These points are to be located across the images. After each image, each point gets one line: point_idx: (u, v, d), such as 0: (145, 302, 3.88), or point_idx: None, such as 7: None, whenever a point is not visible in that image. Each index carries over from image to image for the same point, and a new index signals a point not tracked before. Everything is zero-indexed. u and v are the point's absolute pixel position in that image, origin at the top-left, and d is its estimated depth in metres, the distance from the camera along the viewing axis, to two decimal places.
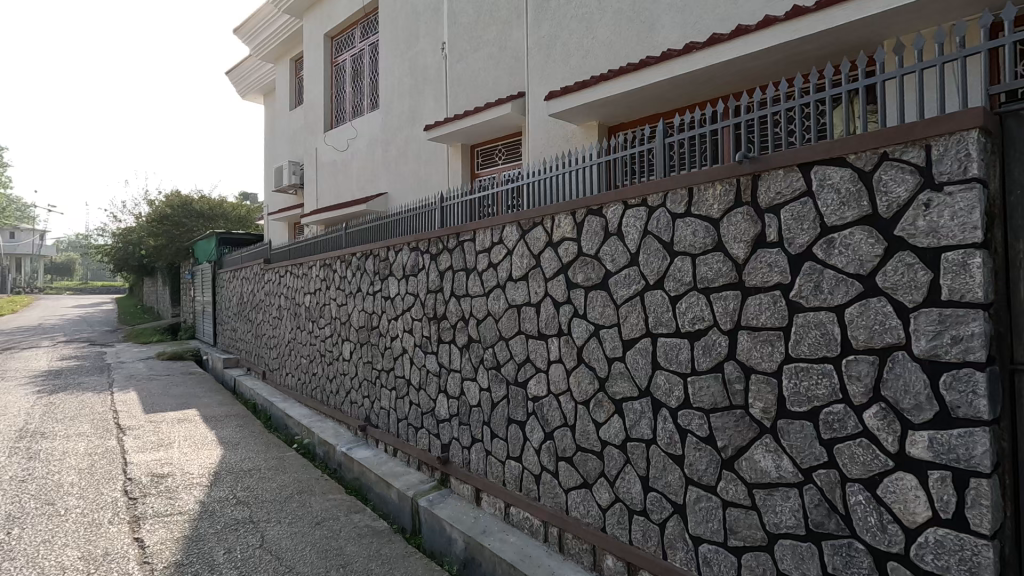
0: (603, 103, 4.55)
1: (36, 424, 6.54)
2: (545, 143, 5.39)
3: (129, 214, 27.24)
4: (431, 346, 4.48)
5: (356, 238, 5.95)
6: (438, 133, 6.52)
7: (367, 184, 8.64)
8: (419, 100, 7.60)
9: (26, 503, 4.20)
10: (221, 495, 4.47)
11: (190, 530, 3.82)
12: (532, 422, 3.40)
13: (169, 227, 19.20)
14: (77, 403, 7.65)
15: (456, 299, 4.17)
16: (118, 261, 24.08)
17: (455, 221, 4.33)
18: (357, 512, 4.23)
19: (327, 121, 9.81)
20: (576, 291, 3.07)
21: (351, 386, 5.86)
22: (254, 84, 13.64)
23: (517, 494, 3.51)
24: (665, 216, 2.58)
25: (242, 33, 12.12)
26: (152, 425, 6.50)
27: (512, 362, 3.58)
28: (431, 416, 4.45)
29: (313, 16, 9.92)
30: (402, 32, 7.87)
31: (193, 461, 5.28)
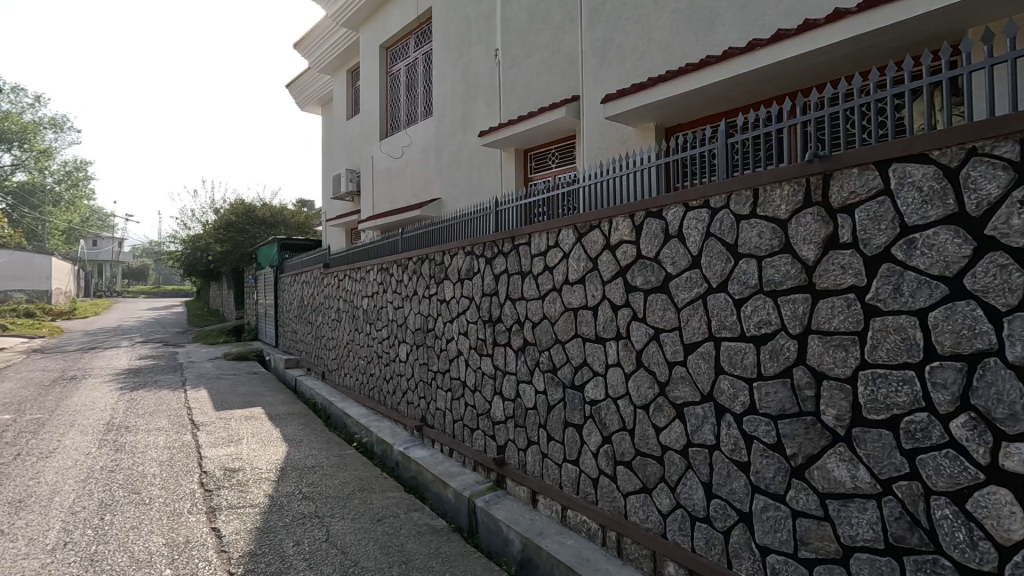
0: (660, 105, 4.50)
1: (120, 419, 7.04)
2: (599, 145, 5.38)
3: (198, 223, 29.15)
4: (486, 348, 4.54)
5: (412, 243, 6.11)
6: (492, 139, 6.60)
7: (422, 189, 8.86)
8: (471, 106, 7.73)
9: (116, 491, 4.55)
10: (288, 489, 4.69)
11: (262, 522, 4.02)
12: (588, 426, 3.39)
13: (235, 233, 20.34)
14: (155, 400, 8.19)
15: (511, 303, 4.21)
16: (188, 266, 25.77)
17: (510, 225, 4.38)
18: (415, 510, 4.33)
19: (383, 129, 10.12)
20: (635, 294, 3.05)
21: (408, 387, 6.01)
22: (311, 95, 14.24)
23: (573, 497, 3.52)
24: (729, 218, 2.53)
25: (302, 47, 12.68)
26: (223, 422, 6.88)
27: (568, 365, 3.58)
28: (487, 418, 4.51)
29: (368, 28, 10.24)
30: (455, 39, 8.01)
31: (261, 456, 5.55)
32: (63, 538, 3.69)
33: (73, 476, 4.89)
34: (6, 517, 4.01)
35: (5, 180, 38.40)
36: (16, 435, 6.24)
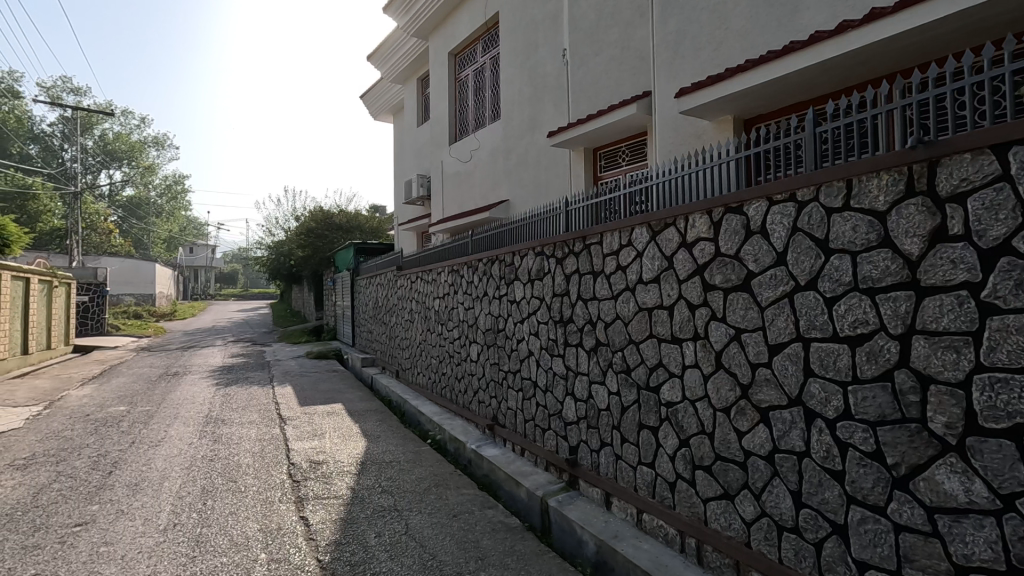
0: (740, 96, 4.32)
1: (217, 412, 7.62)
2: (673, 141, 5.25)
3: (281, 229, 31.06)
4: (557, 348, 4.54)
5: (482, 245, 6.21)
6: (560, 139, 6.59)
7: (490, 192, 8.99)
8: (539, 107, 7.76)
9: (216, 479, 4.93)
10: (368, 482, 4.90)
11: (345, 513, 4.22)
12: (664, 428, 3.31)
13: (315, 239, 21.51)
14: (247, 395, 8.81)
15: (583, 303, 4.18)
16: (273, 270, 27.49)
17: (581, 224, 4.35)
18: (489, 508, 4.40)
19: (452, 134, 10.35)
20: (713, 293, 2.95)
21: (479, 386, 6.11)
22: (383, 104, 14.80)
23: (649, 500, 3.44)
24: (818, 211, 2.39)
25: (375, 58, 13.18)
26: (307, 417, 7.28)
27: (642, 366, 3.51)
28: (558, 418, 4.50)
29: (437, 36, 10.51)
30: (522, 42, 8.06)
31: (342, 450, 5.82)
32: (173, 520, 4.05)
33: (179, 464, 5.35)
34: (126, 498, 4.45)
35: (117, 195, 42.55)
36: (131, 425, 6.92)
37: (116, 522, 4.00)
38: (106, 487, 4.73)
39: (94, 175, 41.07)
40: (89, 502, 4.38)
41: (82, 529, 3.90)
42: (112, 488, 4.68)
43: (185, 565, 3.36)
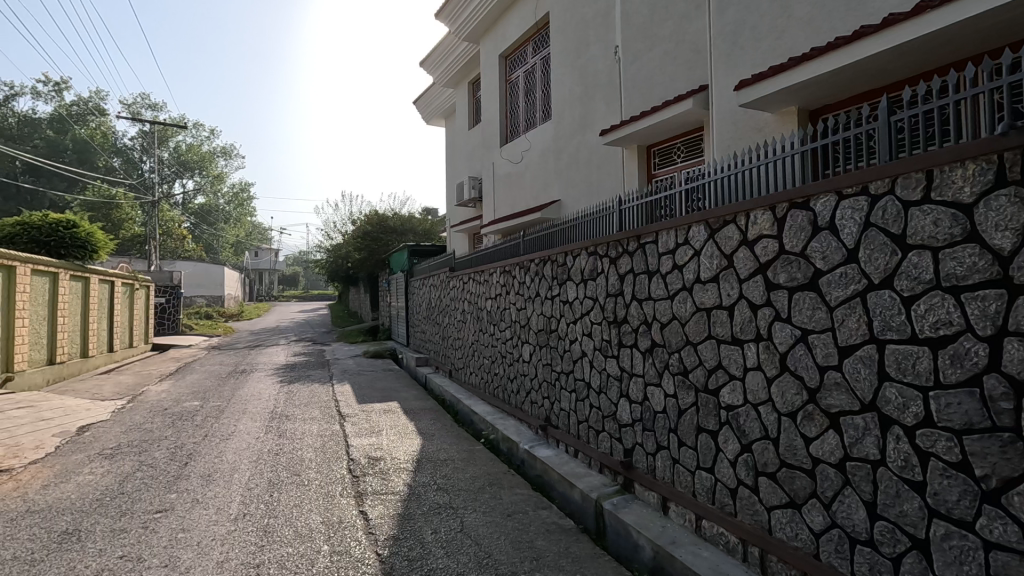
0: (804, 86, 4.14)
1: (282, 408, 7.98)
2: (732, 135, 5.09)
3: (339, 233, 32.20)
4: (611, 349, 4.48)
5: (534, 245, 6.22)
6: (613, 137, 6.51)
7: (541, 192, 8.99)
8: (591, 106, 7.69)
9: (281, 472, 5.16)
10: (424, 479, 5.00)
11: (402, 509, 4.32)
12: (725, 432, 3.21)
13: (371, 242, 22.17)
14: (309, 392, 9.18)
15: (638, 303, 4.11)
16: (331, 272, 28.53)
17: (635, 223, 4.28)
18: (543, 509, 4.39)
19: (503, 136, 10.42)
20: (777, 292, 2.83)
21: (531, 387, 6.12)
22: (436, 108, 15.06)
23: (708, 506, 3.33)
24: (895, 205, 2.25)
25: (427, 63, 13.44)
26: (365, 414, 7.51)
27: (701, 368, 3.41)
28: (613, 420, 4.44)
29: (488, 39, 10.60)
30: (573, 41, 8.02)
31: (398, 448, 5.97)
32: (243, 510, 4.27)
33: (248, 457, 5.64)
34: (200, 488, 4.73)
35: (190, 203, 45.30)
36: (204, 419, 7.35)
37: (192, 510, 4.26)
38: (183, 477, 5.05)
39: (169, 185, 43.94)
40: (169, 491, 4.69)
41: (162, 515, 4.18)
42: (188, 479, 4.99)
43: (255, 553, 3.54)
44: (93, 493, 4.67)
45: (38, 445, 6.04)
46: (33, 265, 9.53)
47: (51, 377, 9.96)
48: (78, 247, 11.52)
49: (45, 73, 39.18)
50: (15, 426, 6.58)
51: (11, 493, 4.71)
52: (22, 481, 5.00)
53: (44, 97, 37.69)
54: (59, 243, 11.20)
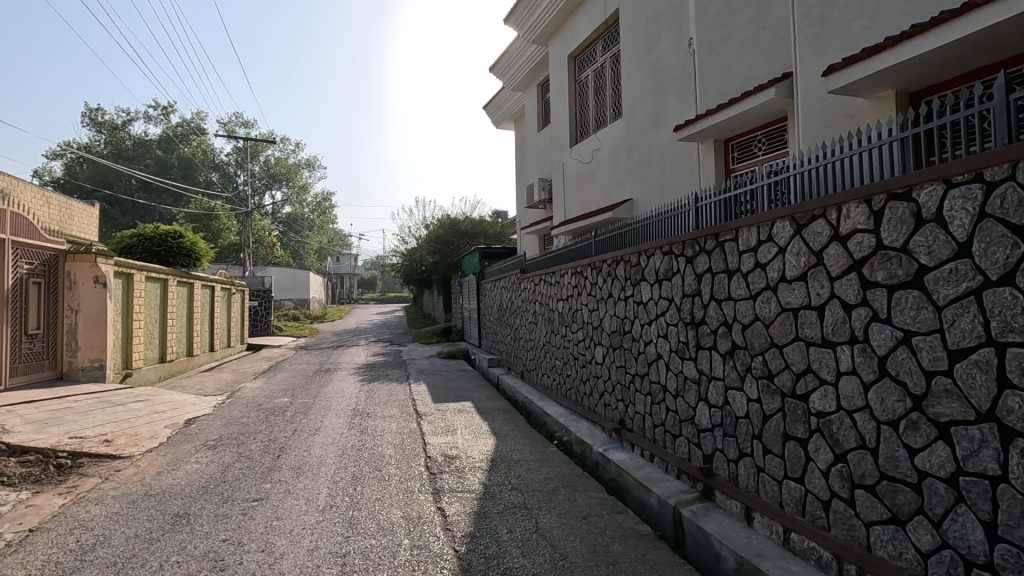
0: (903, 67, 3.81)
1: (363, 405, 8.37)
2: (820, 124, 4.78)
3: (413, 238, 33.35)
4: (688, 352, 4.34)
5: (606, 245, 6.14)
6: (688, 132, 6.30)
7: (613, 191, 8.86)
8: (664, 101, 7.50)
9: (363, 467, 5.41)
10: (499, 479, 5.07)
11: (478, 507, 4.40)
12: (815, 441, 3.01)
13: (443, 245, 22.79)
14: (387, 391, 9.56)
15: (717, 304, 3.96)
16: (406, 275, 29.59)
17: (713, 221, 4.12)
18: (619, 513, 4.32)
19: (572, 136, 10.37)
20: (875, 291, 2.63)
21: (605, 389, 6.03)
22: (506, 112, 15.23)
23: (798, 519, 3.13)
24: (1015, 193, 2.03)
25: (497, 69, 13.62)
26: (441, 413, 7.72)
27: (787, 372, 3.23)
28: (691, 425, 4.29)
29: (557, 41, 10.59)
30: (644, 36, 7.84)
31: (473, 447, 6.09)
32: (330, 501, 4.51)
33: (333, 451, 5.96)
34: (292, 480, 5.05)
35: (278, 212, 48.53)
36: (294, 415, 7.85)
37: (285, 500, 4.55)
38: (276, 468, 5.41)
39: (260, 197, 47.33)
40: (264, 481, 5.05)
41: (258, 503, 4.50)
42: (280, 470, 5.34)
43: (341, 543, 3.72)
44: (200, 481, 5.10)
45: (153, 435, 6.69)
46: (147, 273, 10.57)
47: (162, 374, 10.99)
48: (183, 254, 12.65)
49: (156, 100, 42.84)
50: (134, 417, 7.32)
51: (131, 477, 5.24)
52: (141, 467, 5.56)
53: (154, 120, 41.71)
54: (166, 252, 12.34)
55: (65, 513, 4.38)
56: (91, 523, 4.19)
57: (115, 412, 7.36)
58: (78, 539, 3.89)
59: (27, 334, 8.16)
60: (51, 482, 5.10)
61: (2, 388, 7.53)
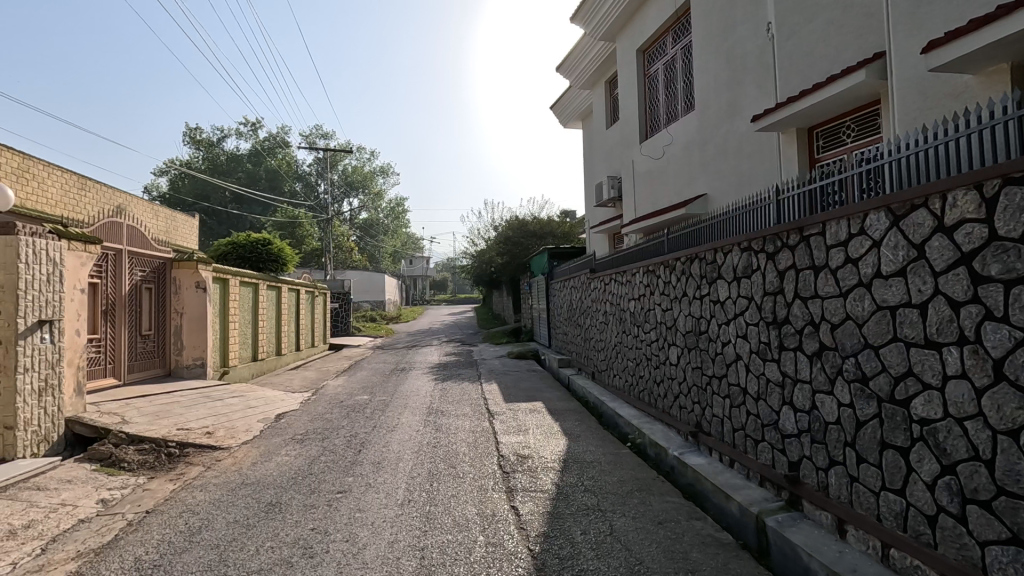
0: (1020, 38, 3.43)
1: (437, 404, 8.60)
2: (920, 105, 4.41)
3: (482, 239, 33.90)
4: (771, 353, 4.13)
5: (680, 242, 5.95)
6: (768, 122, 5.99)
7: (686, 187, 8.58)
8: (741, 91, 7.17)
9: (439, 463, 5.56)
10: (572, 480, 5.04)
11: (552, 507, 4.40)
12: (918, 450, 2.77)
13: (512, 246, 23.01)
14: (460, 389, 9.78)
15: (802, 302, 3.74)
16: (476, 276, 30.11)
17: (796, 214, 3.90)
18: (697, 519, 4.17)
19: (642, 132, 10.14)
20: (987, 287, 2.39)
21: (680, 392, 5.85)
22: (573, 111, 15.14)
23: (898, 534, 2.89)
24: None
25: (563, 68, 13.56)
26: (512, 413, 7.79)
27: (884, 375, 2.99)
28: (774, 430, 4.08)
29: (625, 36, 10.39)
30: (717, 24, 7.55)
31: (545, 447, 6.10)
32: (408, 496, 4.68)
33: (410, 447, 6.18)
34: (372, 474, 5.29)
35: (355, 218, 50.86)
36: (373, 412, 8.19)
37: (366, 493, 4.77)
38: (358, 463, 5.68)
39: (339, 204, 49.82)
40: (347, 474, 5.31)
41: (342, 496, 4.74)
42: (362, 464, 5.60)
43: (420, 537, 3.85)
44: (290, 472, 5.44)
45: (248, 428, 7.21)
46: (241, 278, 11.41)
47: (255, 372, 11.82)
48: (271, 260, 13.55)
49: (246, 117, 46.09)
50: (232, 412, 7.92)
51: (230, 467, 5.68)
52: (238, 458, 6.01)
53: (245, 136, 44.95)
54: (257, 258, 13.30)
55: (176, 498, 4.82)
56: (197, 507, 4.58)
57: (216, 406, 8.01)
58: (187, 521, 4.27)
59: (141, 335, 9.04)
60: (163, 469, 5.62)
61: (122, 383, 8.38)
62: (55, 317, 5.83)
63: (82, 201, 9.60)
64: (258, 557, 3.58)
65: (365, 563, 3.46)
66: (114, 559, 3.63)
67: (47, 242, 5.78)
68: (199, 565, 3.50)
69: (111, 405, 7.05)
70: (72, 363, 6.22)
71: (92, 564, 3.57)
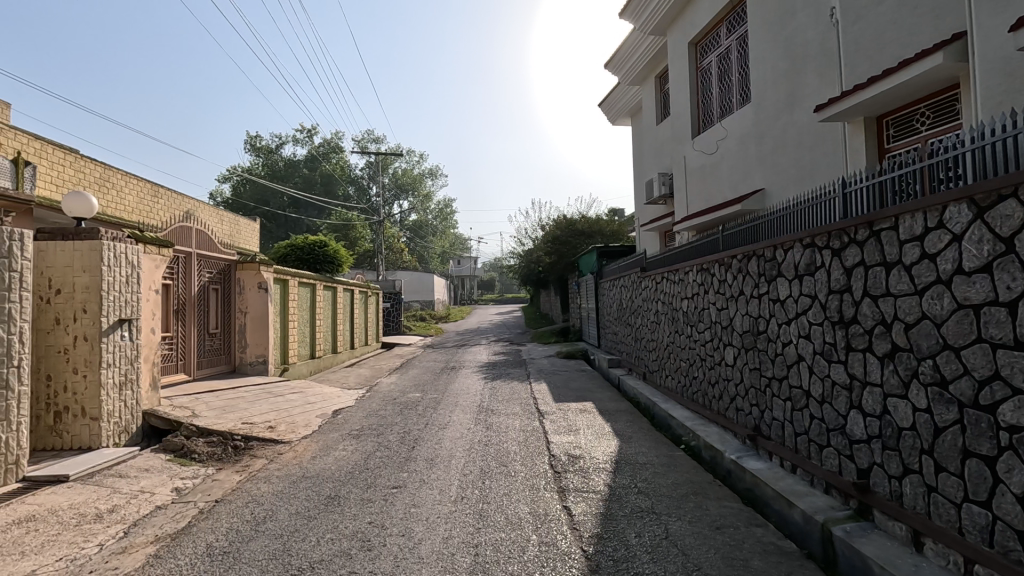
0: None
1: (487, 402, 8.67)
2: (1007, 88, 4.09)
3: (529, 239, 33.91)
4: (837, 354, 3.94)
5: (736, 240, 5.77)
6: (832, 112, 5.71)
7: (741, 182, 8.30)
8: (802, 80, 6.87)
9: (490, 461, 5.60)
10: (624, 482, 4.97)
11: (604, 508, 4.36)
12: (1006, 460, 2.57)
13: (561, 246, 22.93)
14: (510, 389, 9.81)
15: (872, 301, 3.55)
16: (524, 275, 30.14)
17: (864, 208, 3.70)
18: (758, 526, 4.02)
19: (694, 127, 9.87)
20: None
21: (737, 393, 5.67)
22: (623, 108, 14.91)
23: (982, 549, 2.69)
24: None
25: (612, 64, 13.37)
26: (562, 413, 7.76)
27: (967, 378, 2.80)
28: (842, 435, 3.88)
29: (677, 29, 10.15)
30: (776, 12, 7.26)
31: (596, 447, 6.04)
32: (461, 493, 4.74)
33: (462, 445, 6.25)
34: (426, 470, 5.38)
35: (405, 220, 51.92)
36: (425, 409, 8.34)
37: (420, 489, 4.86)
38: (411, 459, 5.80)
39: (389, 206, 51.00)
40: (402, 470, 5.44)
41: (398, 491, 4.85)
42: (416, 461, 5.71)
43: (473, 534, 3.89)
44: (347, 467, 5.63)
45: (307, 423, 7.49)
46: (299, 279, 11.87)
47: (312, 369, 12.27)
48: (327, 262, 14.04)
49: (302, 124, 47.85)
50: (291, 407, 8.25)
51: (291, 460, 5.91)
52: (299, 452, 6.26)
53: (301, 142, 46.73)
54: (314, 259, 13.82)
55: (242, 488, 5.06)
56: (262, 498, 4.80)
57: (277, 402, 8.36)
58: (253, 511, 4.48)
59: (209, 333, 9.55)
60: (230, 460, 5.92)
61: (192, 378, 8.89)
62: (133, 316, 6.25)
63: (156, 208, 10.27)
64: (319, 548, 3.72)
65: (421, 557, 3.53)
66: (188, 544, 3.85)
67: (127, 246, 6.20)
68: (265, 553, 3.66)
69: (182, 400, 7.49)
70: (148, 359, 6.66)
71: (168, 548, 3.79)
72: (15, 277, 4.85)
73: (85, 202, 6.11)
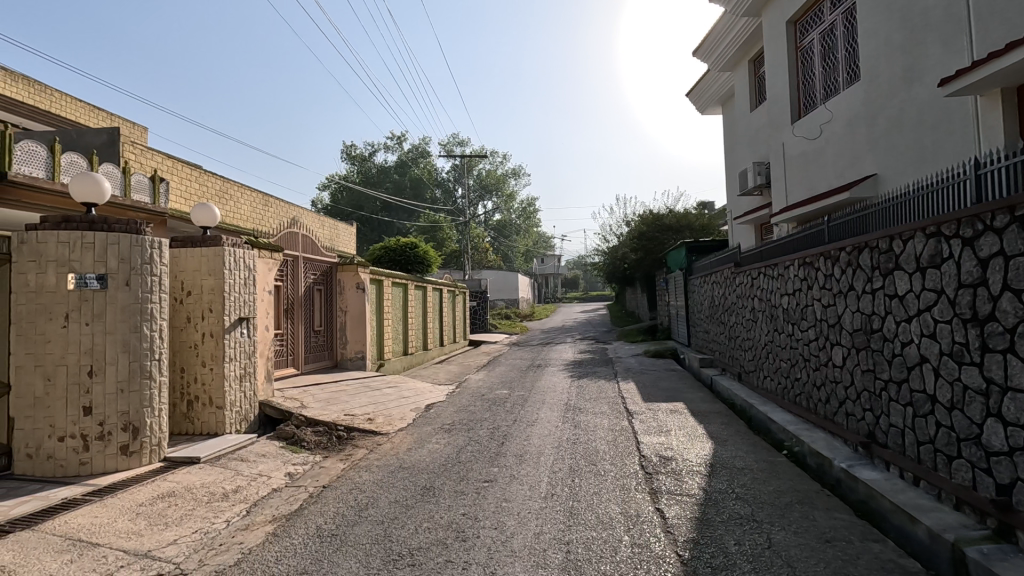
0: None
1: (575, 401, 8.63)
2: None
3: (614, 237, 33.36)
4: (969, 355, 3.53)
5: (844, 230, 5.34)
6: (959, 85, 5.13)
7: (849, 167, 7.66)
8: (922, 52, 6.22)
9: (579, 460, 5.58)
10: (721, 486, 4.76)
11: (700, 513, 4.19)
12: None
13: (647, 242, 22.35)
14: (597, 387, 9.71)
15: (1013, 296, 3.15)
16: (609, 273, 29.66)
17: (1002, 191, 3.29)
18: (875, 541, 3.69)
19: (794, 111, 9.22)
20: None
21: (847, 397, 5.24)
22: (713, 96, 14.24)
23: None
24: None
25: (702, 51, 12.81)
26: (652, 413, 7.56)
27: None
28: (976, 445, 3.48)
29: (773, 8, 9.54)
30: None
31: (689, 449, 5.83)
32: (551, 490, 4.76)
33: (550, 442, 6.27)
34: (515, 466, 5.47)
35: (490, 220, 52.87)
36: (513, 406, 8.46)
37: (511, 484, 4.94)
38: (501, 454, 5.91)
39: (474, 207, 52.17)
40: (492, 464, 5.56)
41: (488, 484, 4.97)
42: (506, 456, 5.81)
43: (565, 531, 3.90)
44: (440, 459, 5.84)
45: (402, 416, 7.86)
46: (392, 278, 12.47)
47: (405, 364, 12.84)
48: (417, 262, 14.63)
49: (392, 133, 50.12)
50: (387, 401, 8.69)
51: (389, 451, 6.24)
52: (395, 443, 6.58)
53: (392, 149, 49.01)
54: (405, 260, 14.45)
55: (346, 476, 5.41)
56: (363, 486, 5.10)
57: (374, 396, 8.84)
58: (356, 498, 4.77)
59: (314, 330, 10.29)
60: (334, 449, 6.35)
61: (299, 372, 9.62)
62: (250, 315, 6.88)
63: (266, 216, 11.20)
64: (417, 536, 3.89)
65: (514, 551, 3.59)
66: (301, 525, 4.17)
67: (244, 251, 6.82)
68: (369, 538, 3.89)
69: (292, 392, 8.12)
70: (263, 354, 7.30)
71: (284, 527, 4.14)
72: (155, 281, 5.49)
73: (208, 211, 6.78)
